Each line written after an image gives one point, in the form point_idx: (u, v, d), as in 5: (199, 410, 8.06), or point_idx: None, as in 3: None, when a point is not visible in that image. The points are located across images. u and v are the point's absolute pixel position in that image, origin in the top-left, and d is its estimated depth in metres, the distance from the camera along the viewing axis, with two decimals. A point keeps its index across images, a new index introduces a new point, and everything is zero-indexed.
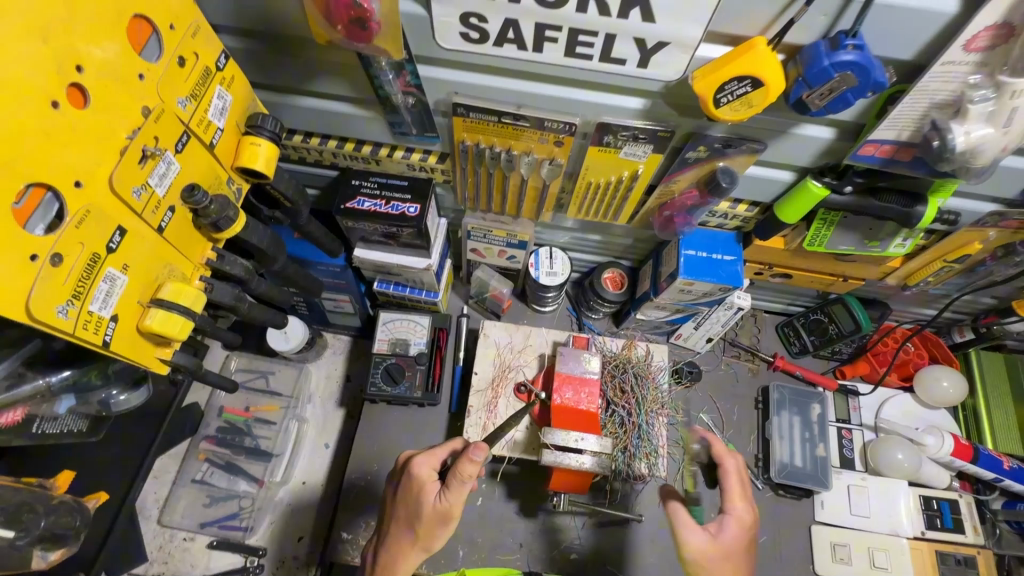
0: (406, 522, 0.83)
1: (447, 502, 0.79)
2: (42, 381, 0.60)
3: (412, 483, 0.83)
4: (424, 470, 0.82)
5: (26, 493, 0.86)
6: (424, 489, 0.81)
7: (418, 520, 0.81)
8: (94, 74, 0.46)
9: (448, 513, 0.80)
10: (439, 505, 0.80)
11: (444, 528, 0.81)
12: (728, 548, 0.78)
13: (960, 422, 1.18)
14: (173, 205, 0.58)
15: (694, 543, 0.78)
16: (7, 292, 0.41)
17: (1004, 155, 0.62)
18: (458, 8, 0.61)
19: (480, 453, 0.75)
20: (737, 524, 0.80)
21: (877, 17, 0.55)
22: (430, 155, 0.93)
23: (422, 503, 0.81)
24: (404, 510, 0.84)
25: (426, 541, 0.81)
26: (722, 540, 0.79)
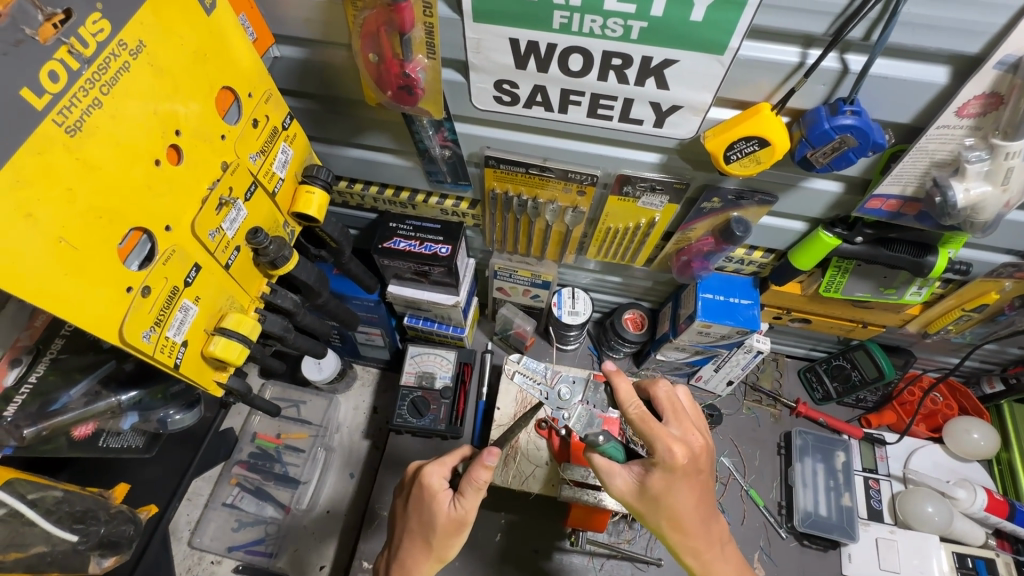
0: (421, 537, 0.88)
1: (462, 512, 0.85)
2: (114, 399, 0.67)
3: (424, 494, 0.88)
4: (435, 481, 0.87)
5: (91, 500, 0.89)
6: (438, 501, 0.86)
7: (433, 531, 0.86)
8: (190, 137, 0.55)
9: (462, 522, 0.86)
10: (454, 515, 0.85)
11: (456, 537, 0.87)
12: (654, 492, 0.75)
13: (996, 476, 1.15)
14: (239, 244, 0.66)
15: (618, 487, 0.78)
16: (106, 318, 0.48)
17: (1007, 210, 0.65)
18: (493, 77, 0.70)
19: (493, 459, 0.82)
20: (663, 474, 0.74)
21: (872, 87, 0.60)
22: (462, 202, 1.01)
23: (436, 513, 0.86)
24: (416, 523, 0.88)
25: (439, 550, 0.87)
26: (649, 487, 0.75)
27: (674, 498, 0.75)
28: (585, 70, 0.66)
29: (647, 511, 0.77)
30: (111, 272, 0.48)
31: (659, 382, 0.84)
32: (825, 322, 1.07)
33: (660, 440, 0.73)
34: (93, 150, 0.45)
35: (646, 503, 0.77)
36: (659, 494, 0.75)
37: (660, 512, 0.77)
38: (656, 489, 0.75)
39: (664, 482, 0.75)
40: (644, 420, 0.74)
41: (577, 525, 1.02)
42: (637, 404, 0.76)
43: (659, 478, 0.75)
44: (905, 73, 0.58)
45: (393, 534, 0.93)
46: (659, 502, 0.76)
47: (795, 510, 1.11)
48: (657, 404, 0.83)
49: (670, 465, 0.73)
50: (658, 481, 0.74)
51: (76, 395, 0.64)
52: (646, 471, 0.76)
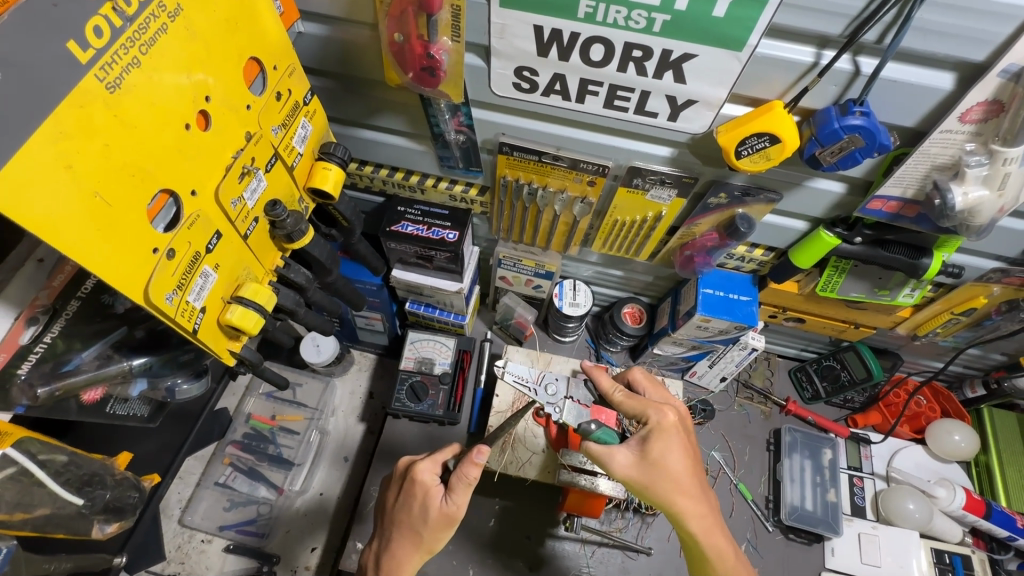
0: (412, 532, 0.88)
1: (452, 509, 0.86)
2: (125, 364, 0.71)
3: (415, 489, 0.89)
4: (426, 476, 0.88)
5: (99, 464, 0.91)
6: (429, 496, 0.87)
7: (423, 526, 0.87)
8: (219, 105, 0.56)
9: (452, 518, 0.86)
10: (445, 509, 0.86)
11: (446, 531, 0.88)
12: (655, 456, 0.78)
13: (973, 477, 1.19)
14: (257, 215, 0.66)
15: (620, 466, 0.78)
16: (133, 276, 0.48)
17: (1001, 215, 0.69)
18: (514, 63, 0.71)
19: (482, 456, 0.83)
20: (660, 437, 0.79)
21: (882, 89, 0.63)
22: (471, 188, 1.01)
23: (429, 508, 0.87)
24: (406, 519, 0.89)
25: (428, 544, 0.88)
26: (648, 456, 0.78)
27: (673, 460, 0.78)
28: (605, 60, 0.68)
29: (651, 485, 0.78)
30: (140, 231, 0.48)
31: (633, 368, 0.95)
32: (819, 322, 1.10)
33: (650, 407, 0.82)
34: (130, 108, 0.45)
35: (649, 476, 0.78)
36: (659, 460, 0.78)
37: (663, 479, 0.77)
38: (656, 454, 0.78)
39: (662, 444, 0.79)
40: (630, 398, 0.85)
41: (572, 510, 1.04)
42: (620, 389, 0.87)
43: (657, 444, 0.79)
44: (913, 78, 0.61)
45: (383, 527, 0.93)
46: (660, 467, 0.78)
47: (782, 504, 1.15)
48: (636, 386, 0.92)
49: (664, 425, 0.80)
50: (657, 445, 0.78)
51: (89, 358, 0.66)
52: (643, 441, 0.80)
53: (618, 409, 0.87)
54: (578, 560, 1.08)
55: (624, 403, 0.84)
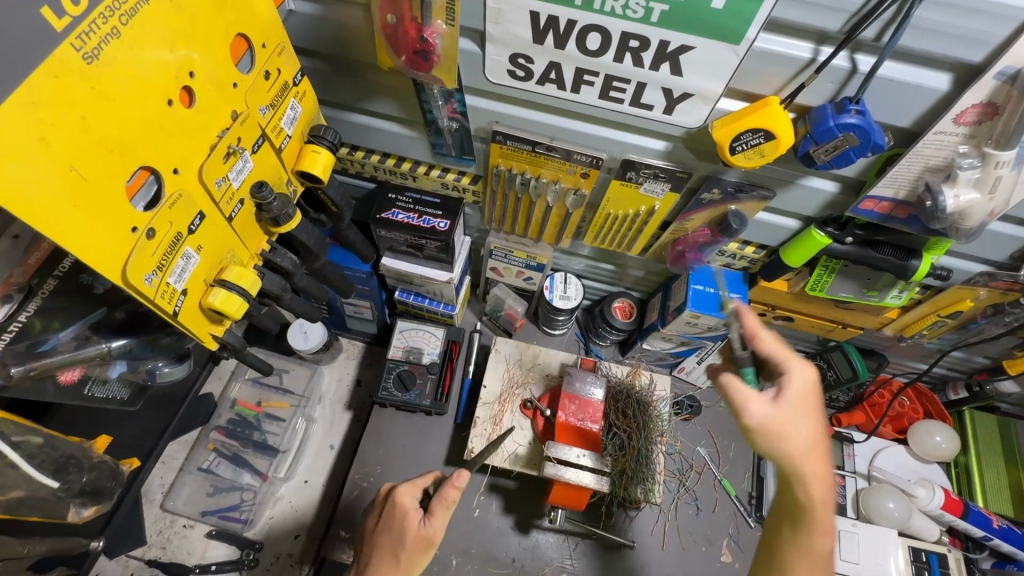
0: (389, 553, 0.86)
1: (429, 531, 0.85)
2: (104, 346, 0.69)
3: (394, 511, 0.88)
4: (406, 497, 0.88)
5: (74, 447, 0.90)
6: (407, 517, 0.86)
7: (400, 546, 0.85)
8: (204, 82, 0.54)
9: (430, 540, 0.85)
10: (423, 528, 0.85)
11: (423, 556, 0.85)
12: None
13: (953, 479, 1.20)
14: (242, 197, 0.65)
15: None
16: (111, 256, 0.47)
17: (991, 219, 0.69)
18: (509, 50, 0.70)
19: (463, 479, 0.85)
20: (797, 401, 0.67)
21: (878, 88, 0.63)
22: (464, 176, 1.00)
23: (406, 527, 0.85)
24: (384, 540, 0.87)
25: (407, 570, 0.85)
26: (786, 413, 0.66)
27: (804, 429, 0.66)
28: (602, 49, 0.67)
29: (788, 433, 0.65)
30: (117, 209, 0.47)
31: None
32: (808, 321, 1.11)
33: (789, 359, 0.70)
34: (108, 80, 0.44)
35: (787, 421, 0.66)
36: (800, 418, 0.66)
37: (795, 452, 0.66)
38: (795, 394, 0.67)
39: None
40: None
41: (557, 502, 1.03)
42: (766, 329, 0.75)
43: (795, 406, 0.66)
44: (909, 78, 0.61)
45: (362, 551, 0.90)
46: None
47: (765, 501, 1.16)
48: None
49: (799, 390, 0.67)
50: None
51: (67, 338, 0.65)
52: None
53: None
54: (561, 552, 1.08)
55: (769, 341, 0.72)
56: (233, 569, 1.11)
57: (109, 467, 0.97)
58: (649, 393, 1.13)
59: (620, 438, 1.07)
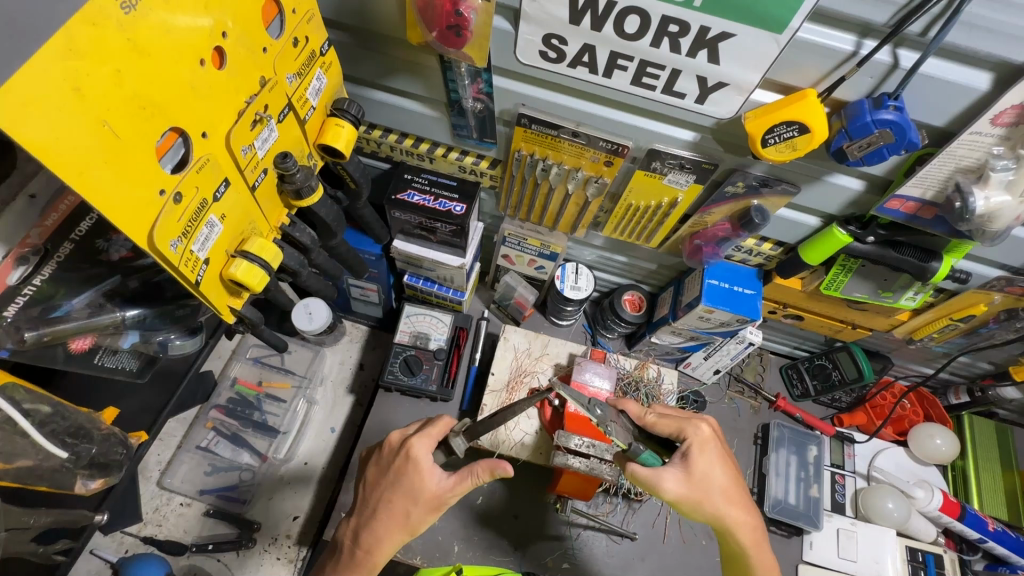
0: (400, 507, 0.86)
1: (446, 495, 0.85)
2: (118, 315, 0.67)
3: (409, 467, 0.86)
4: (423, 453, 0.87)
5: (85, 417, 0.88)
6: (423, 477, 0.85)
7: (413, 504, 0.85)
8: (235, 43, 0.52)
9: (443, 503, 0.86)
10: (440, 492, 0.85)
11: (433, 513, 0.87)
12: (700, 471, 0.81)
13: (949, 481, 1.22)
14: (266, 167, 0.63)
15: (671, 488, 0.80)
16: (138, 218, 0.45)
17: (1017, 223, 0.69)
18: (544, 29, 0.68)
19: (502, 469, 0.82)
20: (702, 450, 0.82)
21: (918, 85, 0.62)
22: (482, 160, 0.99)
23: (422, 487, 0.85)
24: (395, 495, 0.86)
25: (413, 525, 0.86)
26: (695, 474, 0.81)
27: (717, 473, 0.81)
28: (639, 33, 0.66)
29: (702, 499, 0.80)
30: (146, 169, 0.45)
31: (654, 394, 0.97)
32: (817, 321, 1.11)
33: (686, 424, 0.85)
34: (143, 34, 0.42)
35: (697, 491, 0.81)
36: (704, 475, 0.81)
37: (713, 492, 0.81)
38: (701, 470, 0.81)
39: (705, 459, 0.82)
40: (665, 417, 0.87)
41: (564, 492, 1.04)
42: (652, 412, 0.89)
43: (700, 456, 0.82)
44: (951, 75, 0.60)
45: (365, 501, 0.89)
46: (707, 481, 0.81)
47: (766, 497, 1.16)
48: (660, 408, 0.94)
49: (700, 444, 0.82)
50: (700, 460, 0.81)
51: (79, 305, 0.64)
52: (684, 458, 0.82)
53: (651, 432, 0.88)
54: (563, 542, 1.08)
55: (660, 423, 0.86)
56: (230, 548, 1.09)
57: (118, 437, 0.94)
58: (657, 386, 1.13)
59: None
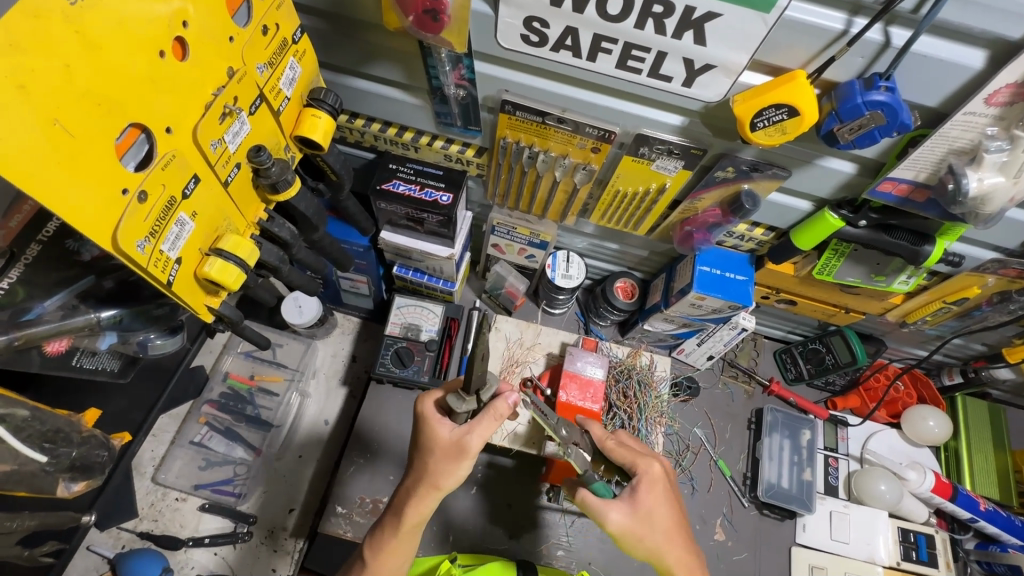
0: (420, 466, 0.76)
1: (462, 436, 0.74)
2: (92, 316, 0.67)
3: (420, 425, 0.78)
4: (429, 408, 0.78)
5: (64, 420, 0.90)
6: (432, 429, 0.76)
7: (433, 460, 0.75)
8: (198, 33, 0.50)
9: (464, 448, 0.73)
10: (456, 435, 0.74)
11: (455, 465, 0.74)
12: (647, 506, 0.77)
13: (941, 462, 1.22)
14: (239, 161, 0.61)
15: (615, 521, 0.76)
16: (99, 219, 0.43)
17: (1011, 205, 0.68)
18: (524, 12, 0.66)
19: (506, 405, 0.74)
20: (650, 489, 0.78)
21: (911, 64, 0.60)
22: (468, 148, 0.96)
23: (436, 439, 0.75)
24: (418, 460, 0.77)
25: (443, 479, 0.74)
26: (640, 508, 0.77)
27: (662, 510, 0.78)
28: (623, 15, 0.63)
29: (644, 535, 0.76)
30: (105, 169, 0.43)
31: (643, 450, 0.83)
32: (811, 305, 1.10)
33: (640, 458, 0.81)
34: (93, 25, 0.40)
35: (641, 526, 0.76)
36: (650, 511, 0.77)
37: (655, 530, 0.77)
38: (646, 506, 0.77)
39: (652, 496, 0.78)
40: (623, 446, 0.84)
41: (557, 481, 1.03)
42: (613, 437, 0.86)
43: (647, 494, 0.78)
44: (945, 54, 0.58)
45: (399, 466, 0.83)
46: (652, 517, 0.77)
47: (759, 481, 1.16)
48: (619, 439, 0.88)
49: (650, 479, 0.79)
50: (647, 496, 0.78)
51: (52, 307, 0.63)
52: (634, 491, 0.78)
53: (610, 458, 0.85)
54: (557, 530, 1.08)
55: (617, 452, 0.82)
56: (227, 542, 1.09)
57: (98, 440, 0.97)
58: (650, 373, 1.12)
59: (621, 418, 1.08)
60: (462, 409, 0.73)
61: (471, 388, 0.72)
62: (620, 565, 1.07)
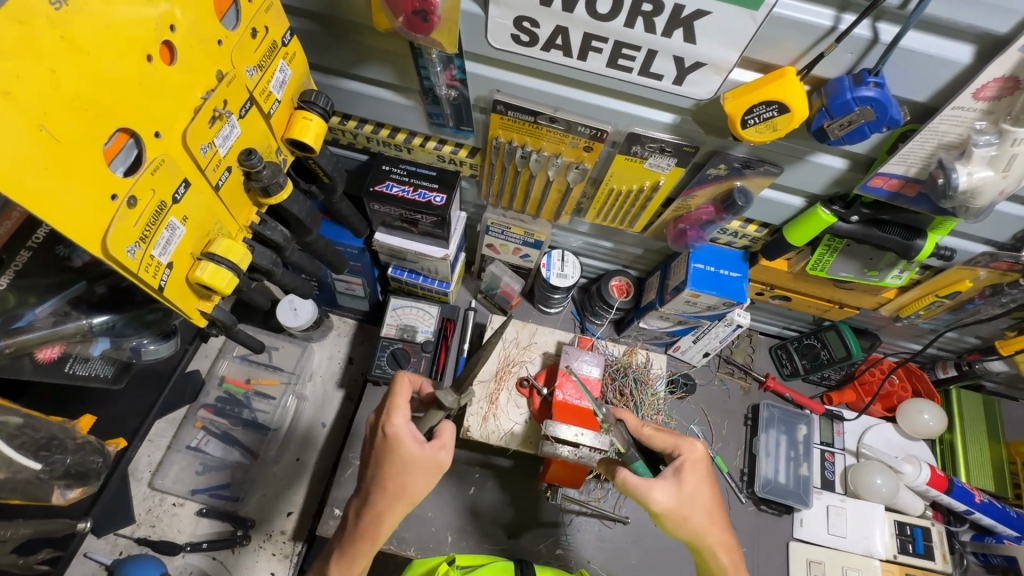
0: (394, 485, 0.76)
1: (438, 454, 0.77)
2: (84, 322, 0.67)
3: (389, 443, 0.76)
4: (401, 427, 0.76)
5: (59, 427, 0.91)
6: (407, 449, 0.75)
7: (408, 479, 0.76)
8: (186, 37, 0.50)
9: (439, 463, 0.77)
10: (431, 452, 0.76)
11: (431, 480, 0.77)
12: (689, 489, 0.81)
13: (937, 455, 1.23)
14: (229, 165, 0.61)
15: (659, 499, 0.80)
16: (88, 225, 0.43)
17: (1000, 198, 0.68)
18: (514, 12, 0.66)
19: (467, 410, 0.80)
20: (693, 470, 0.82)
21: (899, 60, 0.60)
22: (461, 149, 0.96)
23: (410, 457, 0.75)
24: (392, 480, 0.76)
25: (419, 493, 0.77)
26: (684, 489, 0.81)
27: (705, 490, 0.82)
28: (613, 13, 0.63)
29: (688, 515, 0.81)
30: (93, 175, 0.43)
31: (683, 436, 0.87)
32: (805, 301, 1.11)
33: (681, 440, 0.86)
34: (79, 30, 0.40)
35: (685, 506, 0.81)
36: (694, 492, 0.82)
37: (700, 510, 0.81)
38: (691, 486, 0.81)
39: (696, 479, 0.82)
40: (660, 431, 0.88)
41: (554, 480, 1.02)
42: (648, 424, 0.90)
43: (691, 476, 0.82)
44: (933, 49, 0.58)
45: (360, 480, 0.80)
46: (694, 499, 0.81)
47: (756, 477, 1.17)
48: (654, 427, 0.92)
49: (693, 462, 0.83)
50: (691, 477, 0.82)
51: (43, 314, 0.63)
52: (677, 474, 0.82)
53: (648, 443, 0.89)
54: (556, 529, 1.08)
55: (656, 436, 0.87)
56: (225, 546, 1.08)
57: (93, 446, 0.98)
58: (646, 371, 1.11)
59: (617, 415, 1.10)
60: (450, 404, 0.72)
61: (465, 384, 0.73)
62: (619, 563, 1.07)
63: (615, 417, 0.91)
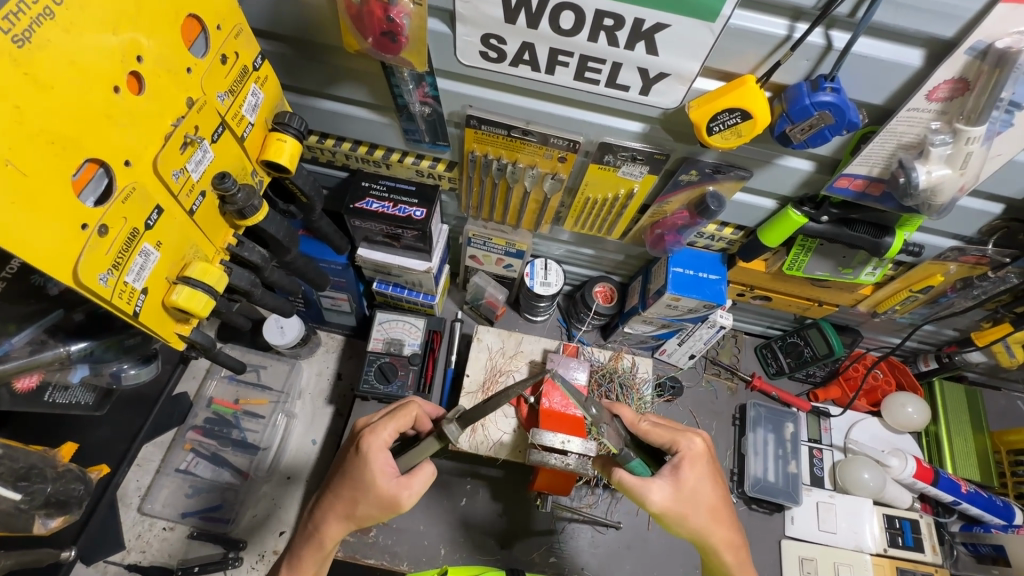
0: (347, 501, 0.77)
1: (400, 493, 0.75)
2: (62, 349, 0.68)
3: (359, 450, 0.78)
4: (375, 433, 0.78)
5: (37, 456, 0.95)
6: (366, 451, 0.77)
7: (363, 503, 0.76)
8: (152, 65, 0.51)
9: (397, 503, 0.75)
10: (393, 490, 0.75)
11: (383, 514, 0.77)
12: (688, 485, 0.81)
13: (923, 446, 1.24)
14: (204, 189, 0.62)
15: (656, 499, 0.80)
16: (57, 256, 0.44)
17: (962, 194, 0.70)
18: (480, 30, 0.67)
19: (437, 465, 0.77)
20: (692, 465, 0.83)
21: (853, 65, 0.62)
22: (439, 163, 0.97)
23: (372, 480, 0.75)
24: (345, 482, 0.77)
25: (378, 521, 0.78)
26: (682, 487, 0.81)
27: (705, 488, 0.82)
28: (576, 29, 0.65)
29: (687, 513, 0.81)
30: (62, 206, 0.44)
31: (686, 431, 0.87)
32: (784, 300, 1.12)
33: (680, 435, 0.85)
34: (43, 65, 0.41)
35: (682, 504, 0.81)
36: (693, 489, 0.81)
37: (699, 508, 0.81)
38: (689, 483, 0.82)
39: (695, 475, 0.82)
40: (657, 426, 0.89)
41: (544, 488, 1.02)
42: (645, 419, 0.91)
43: (690, 470, 0.82)
44: (883, 53, 0.60)
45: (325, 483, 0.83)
46: (693, 497, 0.81)
47: (746, 476, 1.17)
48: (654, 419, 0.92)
49: (692, 456, 0.83)
50: (689, 473, 0.82)
51: (20, 343, 0.64)
52: (674, 471, 0.82)
53: (646, 439, 0.89)
54: (549, 538, 1.08)
55: (653, 432, 0.87)
56: (217, 569, 1.07)
57: (74, 474, 0.98)
58: (632, 375, 1.12)
59: None
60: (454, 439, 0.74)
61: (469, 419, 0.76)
62: (612, 568, 1.07)
63: (611, 413, 0.92)
